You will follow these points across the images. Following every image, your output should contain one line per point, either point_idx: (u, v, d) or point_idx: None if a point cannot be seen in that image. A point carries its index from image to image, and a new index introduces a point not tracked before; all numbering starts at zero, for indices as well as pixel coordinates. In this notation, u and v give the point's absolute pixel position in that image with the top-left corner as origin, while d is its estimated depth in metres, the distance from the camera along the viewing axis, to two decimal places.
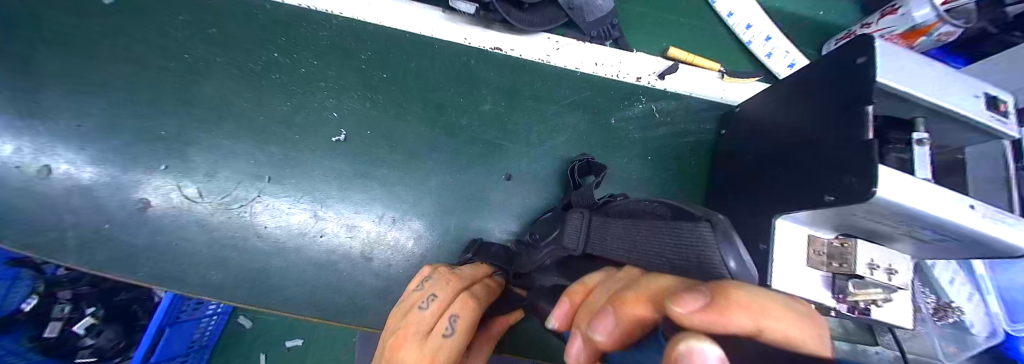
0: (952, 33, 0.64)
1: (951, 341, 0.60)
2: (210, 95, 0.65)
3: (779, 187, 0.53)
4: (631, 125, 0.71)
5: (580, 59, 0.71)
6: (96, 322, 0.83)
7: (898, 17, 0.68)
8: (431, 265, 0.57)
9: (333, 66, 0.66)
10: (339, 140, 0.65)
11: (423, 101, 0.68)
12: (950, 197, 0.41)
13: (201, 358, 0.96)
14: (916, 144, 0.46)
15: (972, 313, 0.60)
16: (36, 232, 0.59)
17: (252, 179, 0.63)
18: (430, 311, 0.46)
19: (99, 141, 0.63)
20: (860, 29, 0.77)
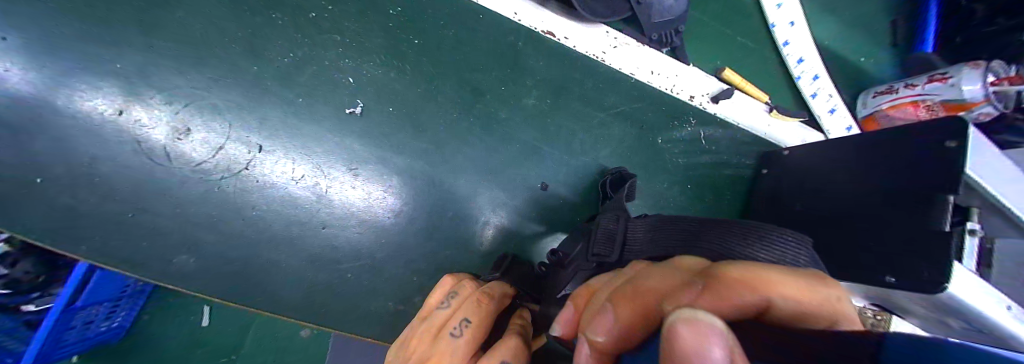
0: (988, 115, 0.64)
1: None
2: (186, 26, 0.51)
3: (832, 251, 0.52)
4: (676, 148, 0.67)
5: (637, 64, 0.65)
6: (11, 249, 0.67)
7: (945, 87, 0.64)
8: (452, 276, 0.50)
9: (353, 17, 0.54)
10: (353, 113, 0.53)
11: (459, 82, 0.58)
12: (994, 298, 0.40)
13: (135, 305, 0.83)
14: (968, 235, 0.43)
15: None
16: None
17: (235, 145, 0.50)
18: (464, 339, 0.40)
19: (18, 61, 0.46)
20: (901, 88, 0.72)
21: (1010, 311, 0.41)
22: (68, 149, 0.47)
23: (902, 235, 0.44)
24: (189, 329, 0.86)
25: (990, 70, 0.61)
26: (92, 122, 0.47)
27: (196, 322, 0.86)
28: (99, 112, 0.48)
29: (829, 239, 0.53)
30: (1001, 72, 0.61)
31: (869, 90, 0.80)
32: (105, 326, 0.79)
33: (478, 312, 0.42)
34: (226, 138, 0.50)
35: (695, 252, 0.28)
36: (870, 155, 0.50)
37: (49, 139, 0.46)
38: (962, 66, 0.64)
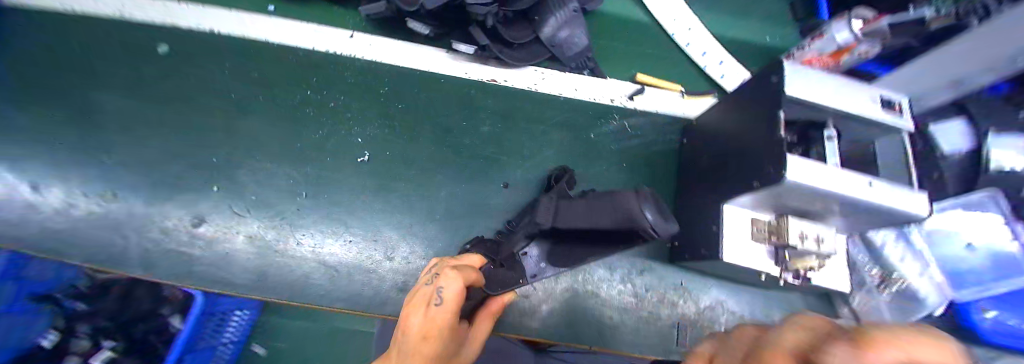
0: (869, 52, 0.76)
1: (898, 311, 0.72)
2: (252, 127, 0.78)
3: (722, 179, 0.66)
4: (608, 139, 0.85)
5: (563, 87, 0.86)
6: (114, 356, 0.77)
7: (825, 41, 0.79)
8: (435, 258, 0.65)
9: (357, 99, 0.81)
10: (362, 160, 0.77)
11: (432, 125, 0.81)
12: (859, 179, 0.53)
13: None
14: (827, 138, 0.58)
15: (925, 286, 0.71)
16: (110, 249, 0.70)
17: (289, 195, 0.74)
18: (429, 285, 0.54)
19: (159, 167, 0.75)
20: (798, 52, 0.87)
21: (876, 185, 0.53)
22: (189, 217, 0.73)
23: (754, 150, 0.59)
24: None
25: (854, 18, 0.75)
26: (202, 196, 0.74)
27: None
28: (205, 189, 0.74)
29: (720, 171, 0.67)
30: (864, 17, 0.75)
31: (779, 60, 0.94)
32: None
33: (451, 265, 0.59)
34: (282, 191, 0.75)
35: (605, 216, 0.57)
36: (739, 104, 0.66)
37: (176, 211, 0.73)
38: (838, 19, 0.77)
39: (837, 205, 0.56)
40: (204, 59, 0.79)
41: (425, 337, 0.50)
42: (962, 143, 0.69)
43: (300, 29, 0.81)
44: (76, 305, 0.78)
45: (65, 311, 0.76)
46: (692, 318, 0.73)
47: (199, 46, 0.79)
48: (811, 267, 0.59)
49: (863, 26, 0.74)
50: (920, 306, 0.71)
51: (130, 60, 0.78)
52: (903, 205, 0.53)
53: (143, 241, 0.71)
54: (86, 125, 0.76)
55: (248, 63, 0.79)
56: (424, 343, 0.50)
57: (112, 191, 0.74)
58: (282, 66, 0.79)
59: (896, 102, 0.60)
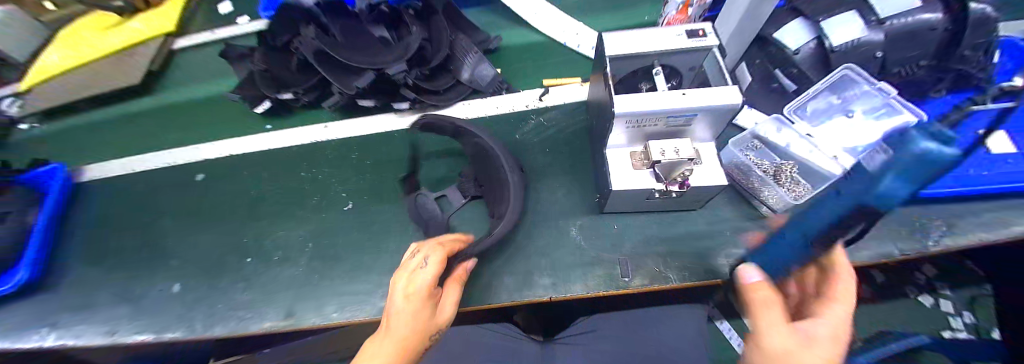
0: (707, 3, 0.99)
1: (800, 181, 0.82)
2: (267, 208, 1.04)
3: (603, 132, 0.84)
4: (531, 134, 1.04)
5: (487, 108, 1.11)
6: None
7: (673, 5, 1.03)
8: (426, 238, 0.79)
9: (336, 167, 1.07)
10: (347, 207, 1.00)
11: (395, 168, 1.05)
12: (675, 94, 0.70)
13: None
14: (654, 73, 0.75)
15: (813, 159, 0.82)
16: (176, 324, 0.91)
17: (299, 248, 0.96)
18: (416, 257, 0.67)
19: (206, 256, 1.01)
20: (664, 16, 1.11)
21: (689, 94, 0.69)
22: (228, 286, 0.94)
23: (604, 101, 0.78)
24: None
25: None
26: (237, 268, 0.97)
27: None
28: (239, 262, 0.97)
29: (602, 125, 0.85)
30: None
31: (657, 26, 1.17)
32: None
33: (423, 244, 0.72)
34: (292, 246, 0.96)
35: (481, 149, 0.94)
36: (598, 75, 0.86)
37: (219, 284, 0.95)
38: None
39: (677, 118, 0.71)
40: (235, 175, 1.13)
41: (404, 294, 0.61)
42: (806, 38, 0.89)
43: (295, 133, 1.16)
44: None
45: None
46: (630, 251, 0.85)
47: (231, 166, 1.14)
48: (684, 172, 0.72)
49: None
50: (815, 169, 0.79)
51: (191, 192, 1.14)
52: (718, 102, 0.67)
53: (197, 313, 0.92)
54: (163, 242, 1.07)
55: (261, 168, 1.12)
56: (403, 301, 0.61)
57: (176, 283, 0.98)
58: (286, 162, 1.11)
59: (702, 30, 0.77)
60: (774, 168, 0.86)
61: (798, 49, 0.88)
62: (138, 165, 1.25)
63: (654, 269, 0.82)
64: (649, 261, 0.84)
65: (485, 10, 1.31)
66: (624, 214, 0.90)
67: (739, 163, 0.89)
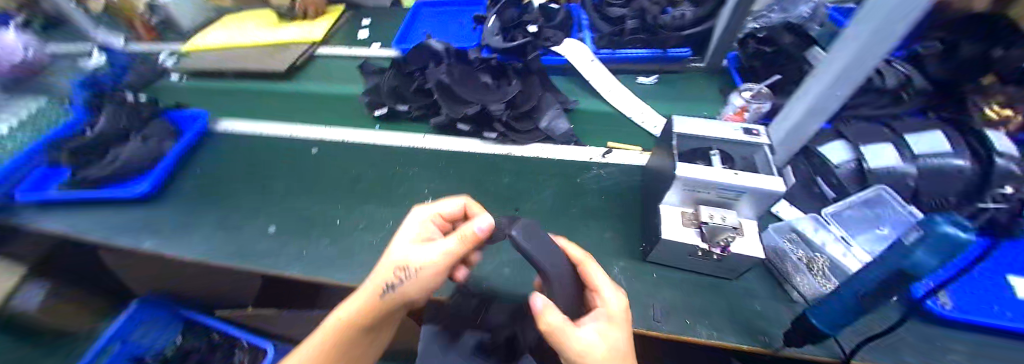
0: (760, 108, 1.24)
1: (833, 277, 0.92)
2: (362, 188, 1.27)
3: (657, 192, 1.01)
4: (590, 182, 1.22)
5: (557, 153, 1.31)
6: None
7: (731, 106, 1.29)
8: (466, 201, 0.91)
9: (423, 170, 1.30)
10: (426, 203, 1.20)
11: (470, 181, 1.25)
12: (729, 172, 0.86)
13: None
14: (711, 154, 0.92)
15: (850, 262, 0.91)
16: (266, 257, 1.10)
17: (380, 225, 1.15)
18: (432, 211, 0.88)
19: (302, 213, 1.22)
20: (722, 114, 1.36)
21: (740, 175, 0.85)
22: (316, 240, 1.13)
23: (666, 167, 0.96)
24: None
25: (745, 90, 1.27)
26: (326, 228, 1.16)
27: None
28: (329, 224, 1.17)
29: (656, 187, 1.02)
30: (749, 89, 1.28)
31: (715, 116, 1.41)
32: None
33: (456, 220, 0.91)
34: (375, 223, 1.16)
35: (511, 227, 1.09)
36: (661, 147, 1.05)
37: (308, 236, 1.14)
38: (734, 95, 1.29)
39: (726, 192, 0.87)
40: (341, 157, 1.38)
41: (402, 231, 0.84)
42: (846, 157, 1.10)
43: (397, 137, 1.41)
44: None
45: None
46: (663, 298, 0.95)
47: (341, 150, 1.41)
48: (727, 238, 0.85)
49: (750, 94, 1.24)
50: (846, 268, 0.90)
51: (303, 161, 1.39)
52: (763, 186, 0.81)
53: (286, 253, 1.10)
54: (270, 193, 1.30)
55: (363, 156, 1.37)
56: (398, 233, 0.83)
57: (273, 226, 1.19)
58: (384, 156, 1.36)
59: (754, 130, 0.99)
60: (808, 259, 0.96)
61: (840, 163, 1.09)
62: (266, 130, 1.56)
63: (683, 321, 0.92)
64: (678, 311, 0.93)
65: (569, 79, 1.61)
66: (662, 266, 1.02)
67: (779, 249, 1.01)
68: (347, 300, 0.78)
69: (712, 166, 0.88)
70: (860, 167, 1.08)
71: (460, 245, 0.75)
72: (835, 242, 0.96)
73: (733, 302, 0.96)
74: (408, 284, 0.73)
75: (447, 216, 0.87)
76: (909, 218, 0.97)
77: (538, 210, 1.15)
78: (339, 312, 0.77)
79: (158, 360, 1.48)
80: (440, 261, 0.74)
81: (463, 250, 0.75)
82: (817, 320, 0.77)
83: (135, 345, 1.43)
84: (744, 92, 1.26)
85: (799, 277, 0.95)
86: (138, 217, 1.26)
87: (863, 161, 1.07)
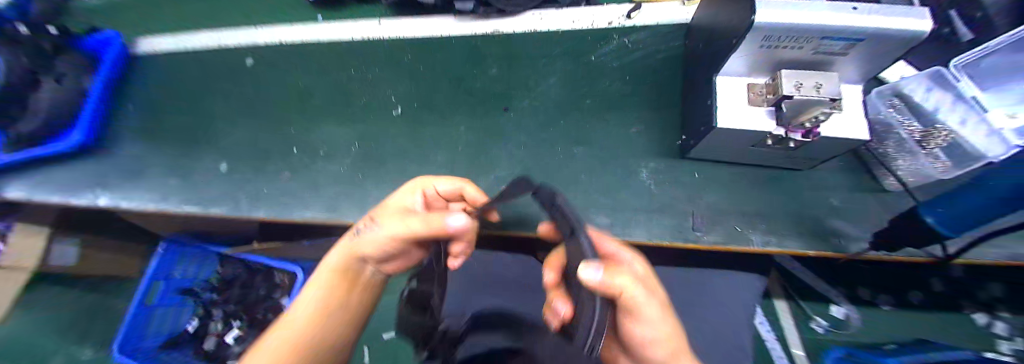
0: None
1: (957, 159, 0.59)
2: (316, 103, 0.99)
3: (710, 59, 0.68)
4: (608, 58, 0.89)
5: (561, 21, 0.94)
6: (212, 336, 1.51)
7: None
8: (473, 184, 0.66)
9: (386, 69, 0.99)
10: (396, 113, 0.93)
11: (448, 77, 0.95)
12: (837, 7, 0.52)
13: None
14: None
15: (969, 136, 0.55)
16: (220, 200, 0.90)
17: (345, 147, 0.91)
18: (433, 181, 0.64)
19: (253, 143, 0.99)
20: None
21: (859, 10, 0.51)
22: (274, 174, 0.91)
23: (729, 14, 0.61)
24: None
25: None
26: (281, 158, 0.94)
27: None
28: (285, 152, 0.95)
29: (710, 52, 0.69)
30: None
31: None
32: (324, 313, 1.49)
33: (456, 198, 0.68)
34: (338, 146, 0.92)
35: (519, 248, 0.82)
36: None
37: (263, 170, 0.93)
38: None
39: (828, 44, 0.54)
40: (284, 64, 1.07)
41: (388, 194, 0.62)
42: None
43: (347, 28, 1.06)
44: (205, 299, 1.58)
45: (201, 300, 1.57)
46: (714, 205, 0.72)
47: (281, 55, 1.08)
48: (816, 118, 0.56)
49: None
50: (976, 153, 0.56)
51: (242, 76, 1.10)
52: (899, 24, 0.49)
53: (242, 193, 0.90)
54: (212, 123, 1.06)
55: (311, 60, 1.05)
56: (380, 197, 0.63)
57: (223, 163, 0.97)
58: (335, 57, 1.04)
59: None
60: (923, 133, 0.62)
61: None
62: (190, 42, 1.22)
63: (737, 230, 0.68)
64: (732, 220, 0.69)
65: None
66: (709, 163, 0.76)
67: (880, 121, 0.69)
68: (293, 307, 0.55)
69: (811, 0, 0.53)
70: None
71: (420, 226, 0.51)
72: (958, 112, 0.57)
73: (812, 201, 0.71)
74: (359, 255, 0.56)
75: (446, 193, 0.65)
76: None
77: (542, 107, 0.87)
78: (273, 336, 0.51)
79: (207, 289, 1.59)
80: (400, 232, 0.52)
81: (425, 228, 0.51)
82: (937, 221, 0.51)
83: (179, 279, 1.53)
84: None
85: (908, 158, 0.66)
86: (83, 168, 1.07)
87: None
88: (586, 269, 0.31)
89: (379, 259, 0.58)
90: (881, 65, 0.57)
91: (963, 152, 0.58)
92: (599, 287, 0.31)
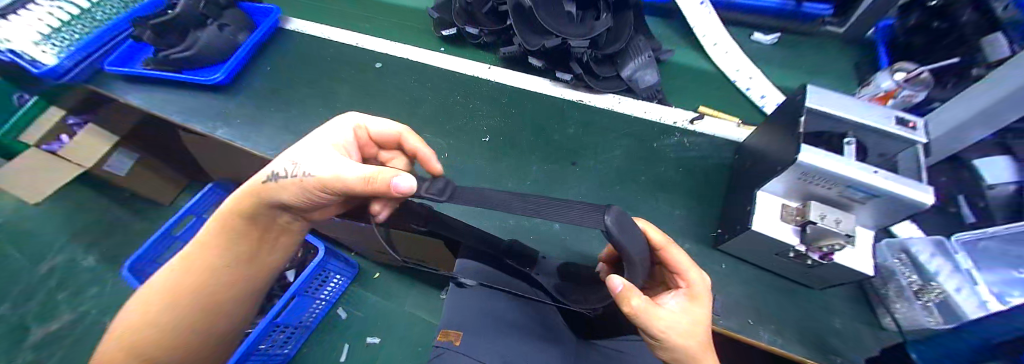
0: (914, 96, 0.99)
1: (943, 316, 0.69)
2: (421, 112, 1.20)
3: (755, 177, 0.85)
4: (668, 149, 1.07)
5: (635, 109, 1.15)
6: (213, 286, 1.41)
7: (872, 88, 1.07)
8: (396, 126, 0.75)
9: (485, 104, 1.20)
10: (484, 140, 1.12)
11: (533, 124, 1.15)
12: (864, 167, 0.67)
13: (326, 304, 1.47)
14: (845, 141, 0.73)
15: (964, 300, 0.68)
16: None
17: (437, 154, 1.10)
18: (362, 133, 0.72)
19: None
20: (869, 88, 1.08)
21: (879, 173, 0.65)
22: None
23: (779, 147, 0.79)
24: (345, 334, 1.48)
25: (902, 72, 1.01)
26: None
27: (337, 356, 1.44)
28: None
29: (756, 170, 0.86)
30: (906, 70, 1.03)
31: (862, 90, 1.12)
32: (319, 305, 1.43)
33: (393, 144, 0.79)
34: (430, 151, 1.11)
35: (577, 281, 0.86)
36: (776, 123, 0.86)
37: None
38: (884, 72, 1.06)
39: (853, 191, 0.69)
40: (404, 76, 1.31)
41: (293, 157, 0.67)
42: (1005, 176, 0.88)
43: (462, 63, 1.31)
44: None
45: None
46: (731, 294, 0.84)
47: (403, 68, 1.33)
48: (833, 246, 0.69)
49: (906, 77, 1.00)
50: (962, 313, 0.66)
51: (366, 73, 1.34)
52: (910, 194, 0.63)
53: None
54: (331, 101, 1.28)
55: (426, 78, 1.28)
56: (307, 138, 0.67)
57: None
58: (446, 82, 1.27)
59: (911, 120, 0.74)
60: (920, 286, 0.74)
61: (994, 184, 0.88)
62: (332, 34, 1.50)
63: (747, 321, 0.80)
64: (744, 311, 0.81)
65: (665, 24, 1.41)
66: (735, 259, 0.89)
67: (890, 268, 0.81)
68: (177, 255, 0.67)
69: (845, 156, 0.69)
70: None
71: (355, 181, 0.53)
72: (961, 281, 0.71)
73: (817, 317, 0.82)
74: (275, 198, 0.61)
75: (377, 137, 0.75)
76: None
77: (604, 171, 1.04)
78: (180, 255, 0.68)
79: None
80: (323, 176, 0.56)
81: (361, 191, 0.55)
82: None
83: None
84: (902, 74, 1.01)
85: (906, 306, 0.76)
86: (216, 105, 1.30)
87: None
88: (613, 279, 0.55)
89: (296, 204, 0.63)
90: (895, 219, 0.70)
91: (952, 311, 0.67)
92: (617, 288, 0.55)
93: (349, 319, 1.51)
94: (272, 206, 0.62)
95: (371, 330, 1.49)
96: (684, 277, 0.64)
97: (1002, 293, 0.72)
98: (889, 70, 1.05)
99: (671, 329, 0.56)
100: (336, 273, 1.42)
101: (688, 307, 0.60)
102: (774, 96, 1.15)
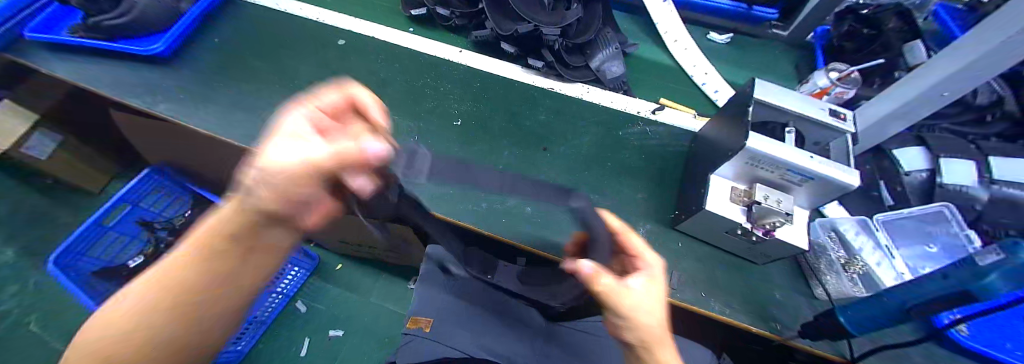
0: (845, 93, 1.12)
1: (864, 285, 0.82)
2: (389, 94, 1.17)
3: (708, 163, 0.92)
4: (632, 137, 1.12)
5: (602, 98, 1.19)
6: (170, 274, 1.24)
7: (810, 84, 1.20)
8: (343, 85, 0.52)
9: (455, 87, 1.19)
10: (454, 123, 1.12)
11: (504, 110, 1.15)
12: (801, 152, 0.74)
13: (283, 297, 1.41)
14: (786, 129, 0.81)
15: (882, 272, 0.82)
16: None
17: (405, 137, 1.08)
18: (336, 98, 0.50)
19: None
20: (808, 84, 1.21)
21: (813, 158, 0.73)
22: None
23: (730, 134, 0.85)
24: (305, 328, 1.42)
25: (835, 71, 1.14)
26: None
27: (298, 348, 1.38)
28: None
29: (709, 157, 0.93)
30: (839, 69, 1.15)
31: (802, 85, 1.25)
32: (275, 297, 1.36)
33: (337, 102, 0.49)
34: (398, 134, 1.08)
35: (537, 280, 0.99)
36: (728, 113, 0.93)
37: None
38: (822, 70, 1.18)
39: (792, 174, 0.76)
40: (370, 56, 1.26)
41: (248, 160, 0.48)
42: (916, 165, 1.04)
43: (433, 45, 1.28)
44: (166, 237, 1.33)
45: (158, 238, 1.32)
46: (686, 270, 0.90)
47: (369, 47, 1.28)
48: (774, 223, 0.77)
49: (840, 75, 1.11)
50: (881, 283, 0.80)
51: (330, 51, 1.28)
52: (838, 176, 0.71)
53: None
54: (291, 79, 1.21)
55: (394, 59, 1.25)
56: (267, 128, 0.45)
57: None
58: (415, 64, 1.24)
59: (842, 113, 0.84)
60: (847, 260, 0.86)
61: (910, 171, 1.03)
62: (291, 8, 1.41)
63: (699, 294, 0.87)
64: (696, 286, 0.88)
65: (630, 19, 1.47)
66: (690, 239, 0.96)
67: (818, 244, 0.92)
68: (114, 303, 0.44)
69: (785, 143, 0.77)
70: (931, 179, 1.03)
71: (330, 160, 0.42)
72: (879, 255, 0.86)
73: (759, 289, 0.90)
74: (259, 216, 0.43)
75: (335, 112, 0.50)
76: (963, 244, 0.87)
77: (573, 157, 1.08)
78: (114, 307, 0.44)
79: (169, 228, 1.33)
80: (301, 167, 0.41)
81: (333, 169, 0.44)
82: (847, 319, 0.76)
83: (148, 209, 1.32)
84: (834, 74, 1.13)
85: (834, 278, 0.86)
86: (157, 79, 1.18)
87: (937, 174, 1.01)
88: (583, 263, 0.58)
89: (287, 223, 0.46)
90: (825, 199, 0.80)
91: (873, 281, 0.82)
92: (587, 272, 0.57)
93: (309, 311, 1.45)
94: (258, 226, 0.44)
95: (335, 321, 1.44)
96: (641, 259, 0.62)
97: (916, 266, 0.88)
98: (827, 68, 1.17)
99: (635, 307, 0.53)
100: (293, 265, 1.35)
101: (648, 287, 0.56)
102: (726, 91, 1.24)
